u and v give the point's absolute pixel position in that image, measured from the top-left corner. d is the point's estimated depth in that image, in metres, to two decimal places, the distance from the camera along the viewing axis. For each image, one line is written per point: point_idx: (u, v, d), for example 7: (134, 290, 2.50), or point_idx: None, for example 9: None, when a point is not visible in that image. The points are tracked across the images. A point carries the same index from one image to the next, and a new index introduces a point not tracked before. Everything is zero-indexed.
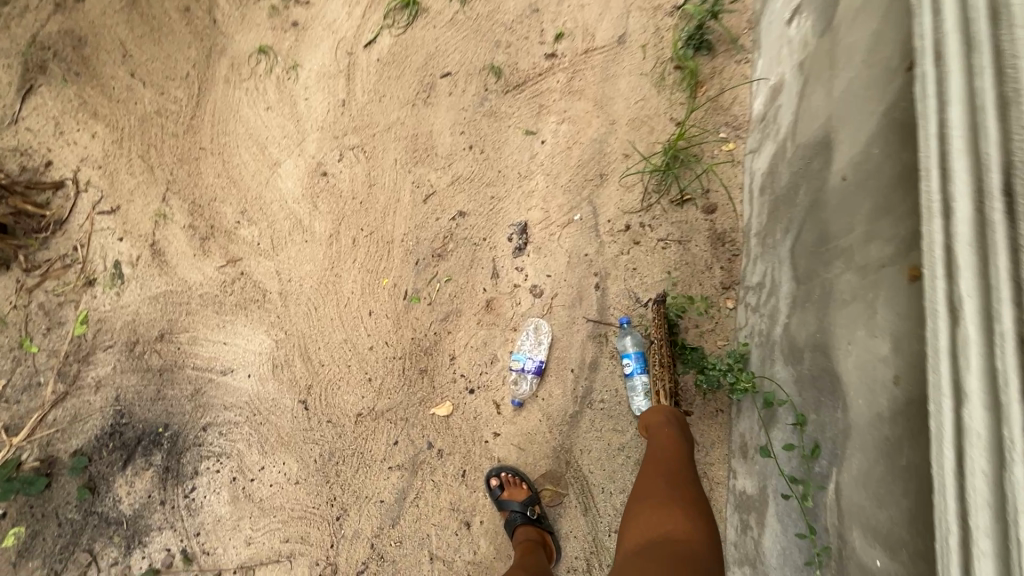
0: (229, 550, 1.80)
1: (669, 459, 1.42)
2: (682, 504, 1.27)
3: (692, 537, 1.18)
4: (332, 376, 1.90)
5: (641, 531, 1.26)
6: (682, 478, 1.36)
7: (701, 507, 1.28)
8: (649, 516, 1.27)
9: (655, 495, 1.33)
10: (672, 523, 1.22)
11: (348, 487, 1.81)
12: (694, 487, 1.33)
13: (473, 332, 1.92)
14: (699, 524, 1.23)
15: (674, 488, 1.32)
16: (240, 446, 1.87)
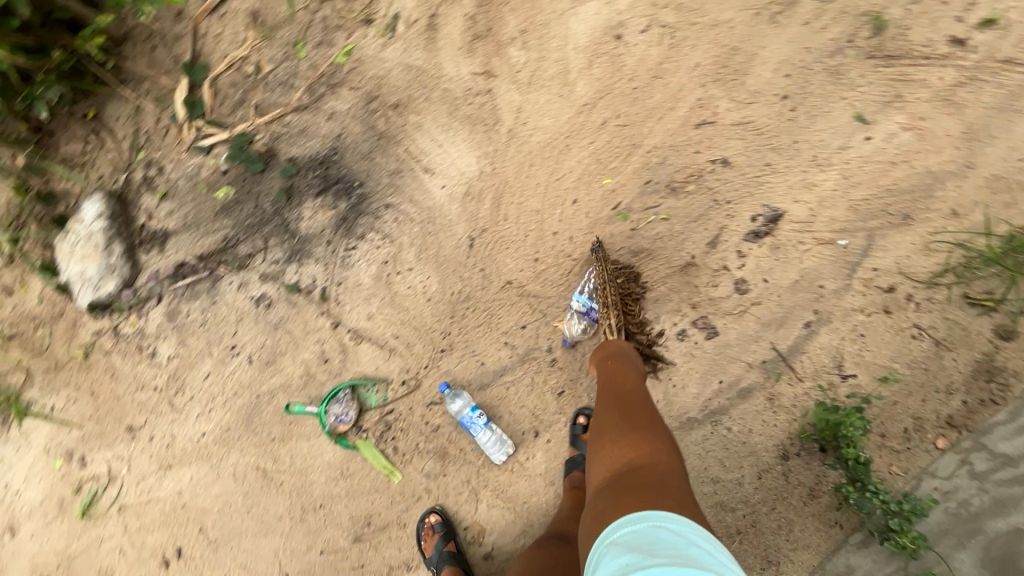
0: (353, 313, 1.98)
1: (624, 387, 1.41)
2: (646, 434, 1.24)
3: (654, 461, 1.16)
4: (507, 234, 1.88)
5: (605, 461, 1.23)
6: (638, 404, 1.35)
7: (653, 425, 1.27)
8: (612, 449, 1.23)
9: (607, 427, 1.32)
10: (628, 452, 1.20)
11: (463, 334, 1.88)
12: (645, 408, 1.32)
13: (653, 282, 1.78)
14: (658, 442, 1.22)
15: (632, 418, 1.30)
16: (404, 240, 1.97)
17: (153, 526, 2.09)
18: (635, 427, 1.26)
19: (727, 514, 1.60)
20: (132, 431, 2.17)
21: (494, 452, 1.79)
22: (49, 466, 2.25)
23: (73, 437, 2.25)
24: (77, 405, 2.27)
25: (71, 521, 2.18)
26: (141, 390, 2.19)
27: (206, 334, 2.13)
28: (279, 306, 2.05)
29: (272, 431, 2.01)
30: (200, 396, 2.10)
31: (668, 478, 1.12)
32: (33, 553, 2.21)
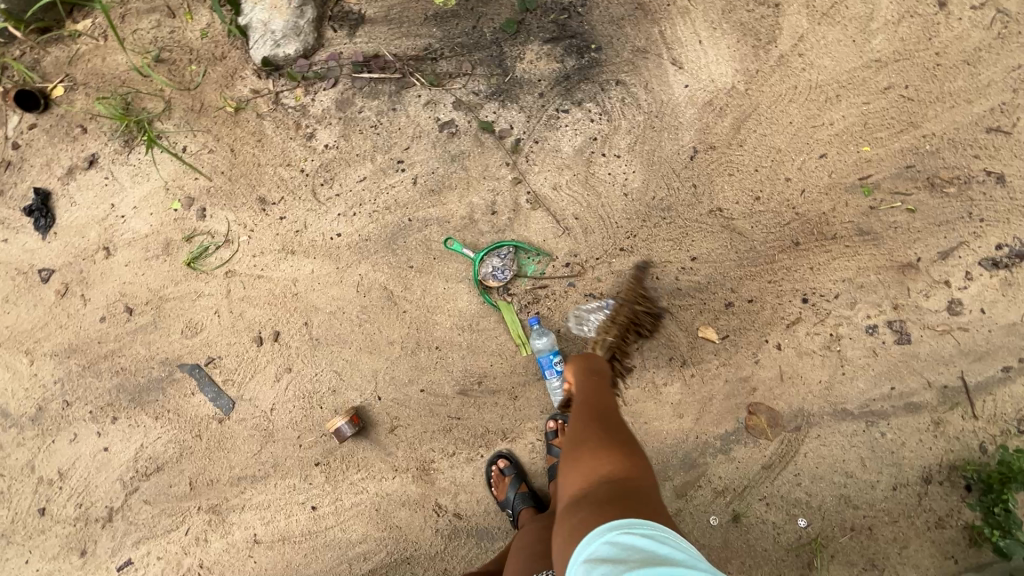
0: (540, 176, 1.86)
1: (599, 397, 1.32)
2: (625, 449, 1.12)
3: (632, 477, 1.05)
4: (737, 161, 1.76)
5: (576, 473, 1.10)
6: (613, 413, 1.24)
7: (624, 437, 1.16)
8: (589, 457, 1.10)
9: (577, 431, 1.20)
10: (604, 465, 1.07)
11: (648, 241, 1.78)
12: (617, 421, 1.20)
13: (867, 268, 1.68)
14: (632, 456, 1.12)
15: (608, 427, 1.19)
16: (623, 124, 1.83)
17: (257, 302, 2.03)
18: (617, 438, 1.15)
19: (849, 509, 1.60)
20: (263, 204, 2.06)
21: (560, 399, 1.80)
22: (164, 205, 2.15)
23: (198, 186, 2.12)
24: (211, 156, 2.12)
25: (173, 266, 2.11)
26: (285, 167, 2.06)
27: (374, 137, 1.99)
28: (464, 140, 1.91)
29: (413, 259, 1.93)
30: (347, 196, 1.99)
31: (646, 494, 1.02)
32: (124, 281, 2.15)
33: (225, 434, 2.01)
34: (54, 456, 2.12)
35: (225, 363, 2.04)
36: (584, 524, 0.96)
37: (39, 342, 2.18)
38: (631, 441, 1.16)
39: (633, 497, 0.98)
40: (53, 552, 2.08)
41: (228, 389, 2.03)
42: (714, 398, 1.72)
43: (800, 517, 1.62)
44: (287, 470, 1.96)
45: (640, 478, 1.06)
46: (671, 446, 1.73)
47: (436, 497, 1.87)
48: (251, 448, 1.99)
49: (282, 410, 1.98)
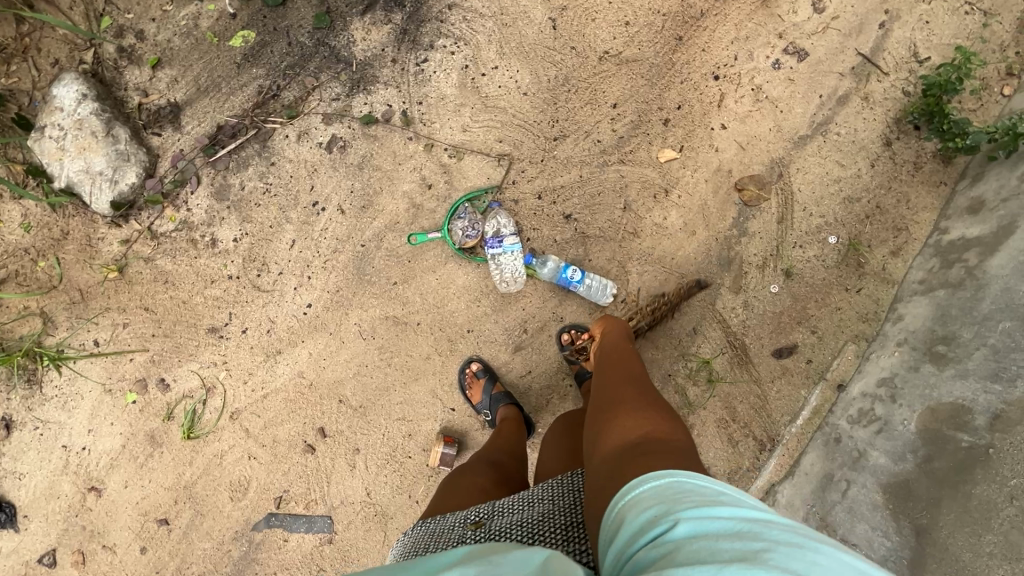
0: (446, 129, 1.85)
1: (625, 373, 1.22)
2: (660, 411, 1.01)
3: (667, 431, 0.93)
4: (591, 5, 1.84)
5: (605, 434, 0.99)
6: (655, 391, 1.12)
7: (664, 405, 1.04)
8: (620, 422, 0.99)
9: (614, 400, 1.11)
10: (643, 421, 0.96)
11: (572, 116, 1.84)
12: (653, 392, 1.11)
13: (741, 22, 1.84)
14: (673, 421, 0.98)
15: (645, 397, 1.08)
16: (479, 38, 1.84)
17: (282, 418, 1.90)
18: (651, 403, 1.05)
19: (855, 203, 1.80)
20: (217, 332, 1.90)
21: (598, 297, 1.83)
22: (119, 406, 1.92)
23: (139, 364, 1.92)
24: (131, 328, 1.91)
25: (175, 451, 1.91)
26: (211, 285, 1.90)
27: (276, 199, 1.88)
28: (358, 144, 1.86)
29: (392, 275, 1.87)
30: (290, 267, 1.88)
31: (678, 446, 0.88)
32: (137, 501, 1.92)
33: (344, 548, 1.89)
34: None
35: (295, 492, 1.90)
36: (616, 473, 0.83)
37: None
38: (668, 407, 1.04)
39: (666, 447, 0.85)
40: None
41: (316, 511, 1.90)
42: (707, 200, 1.85)
43: (829, 234, 1.81)
44: None
45: (674, 435, 0.91)
46: (704, 260, 1.84)
47: None
48: (377, 540, 1.89)
49: (378, 486, 1.89)
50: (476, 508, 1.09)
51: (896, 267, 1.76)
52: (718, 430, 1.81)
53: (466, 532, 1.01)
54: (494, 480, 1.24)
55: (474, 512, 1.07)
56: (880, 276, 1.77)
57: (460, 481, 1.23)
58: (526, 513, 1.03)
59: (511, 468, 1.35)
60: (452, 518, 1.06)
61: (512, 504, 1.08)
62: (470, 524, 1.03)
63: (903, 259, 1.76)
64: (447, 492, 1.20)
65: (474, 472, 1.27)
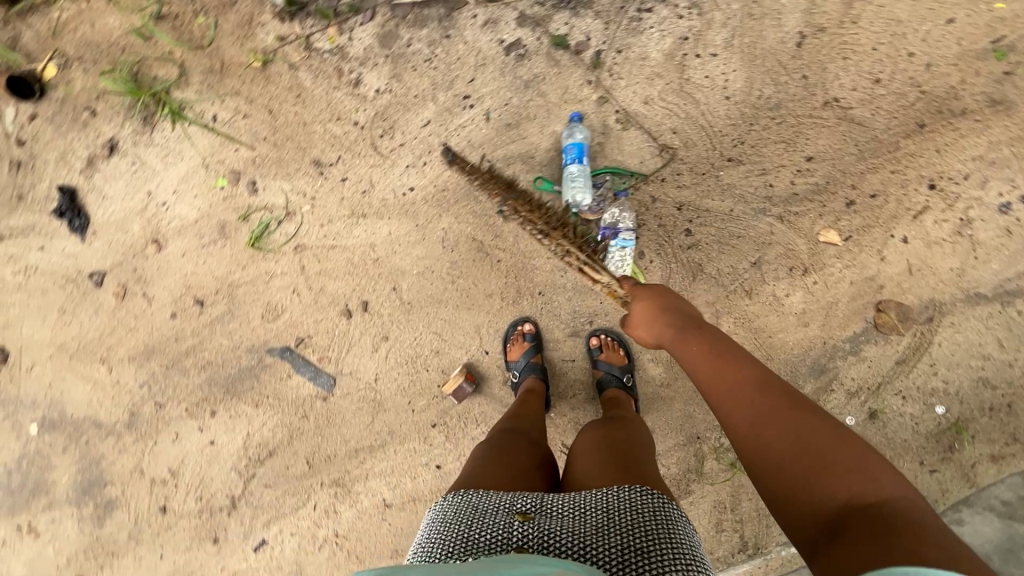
0: (628, 91, 1.69)
1: (744, 387, 1.04)
2: (845, 446, 0.86)
3: (875, 486, 0.80)
4: (851, 41, 1.59)
5: (800, 497, 0.87)
6: (813, 405, 0.95)
7: (829, 432, 0.90)
8: (802, 483, 0.86)
9: (764, 435, 0.95)
10: (845, 482, 0.83)
11: (759, 146, 1.65)
12: (798, 408, 0.95)
13: (999, 143, 1.57)
14: (861, 455, 0.85)
15: (808, 427, 0.91)
16: (716, 16, 1.64)
17: (336, 274, 1.93)
18: (813, 435, 0.89)
19: (987, 389, 1.61)
20: (319, 167, 1.90)
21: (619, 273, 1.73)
22: (208, 184, 1.99)
23: (241, 158, 1.96)
24: (248, 121, 1.93)
25: (236, 249, 1.99)
26: (335, 122, 1.87)
27: (432, 73, 1.79)
28: (536, 61, 1.73)
29: (498, 204, 1.80)
30: (412, 144, 1.83)
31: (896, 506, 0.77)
32: (185, 273, 2.03)
33: (333, 410, 1.99)
34: (160, 455, 2.12)
35: (316, 342, 1.97)
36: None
37: (112, 348, 2.11)
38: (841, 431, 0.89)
39: (899, 521, 0.74)
40: (185, 544, 2.14)
41: (325, 367, 1.98)
42: (839, 302, 1.68)
43: (938, 403, 1.63)
44: (405, 435, 1.96)
45: (881, 491, 0.80)
46: (798, 356, 1.71)
47: (562, 440, 1.86)
48: (363, 420, 1.98)
49: (386, 378, 1.94)
50: (523, 494, 1.08)
51: (985, 471, 1.61)
52: (711, 510, 1.76)
53: (511, 521, 1.00)
54: (534, 458, 1.27)
55: (522, 499, 1.06)
56: (963, 471, 1.62)
57: (501, 454, 1.24)
58: (575, 520, 1.01)
59: (547, 448, 1.38)
60: (497, 499, 1.06)
61: (563, 504, 1.05)
62: (518, 514, 1.02)
63: (997, 469, 1.60)
64: (490, 462, 1.20)
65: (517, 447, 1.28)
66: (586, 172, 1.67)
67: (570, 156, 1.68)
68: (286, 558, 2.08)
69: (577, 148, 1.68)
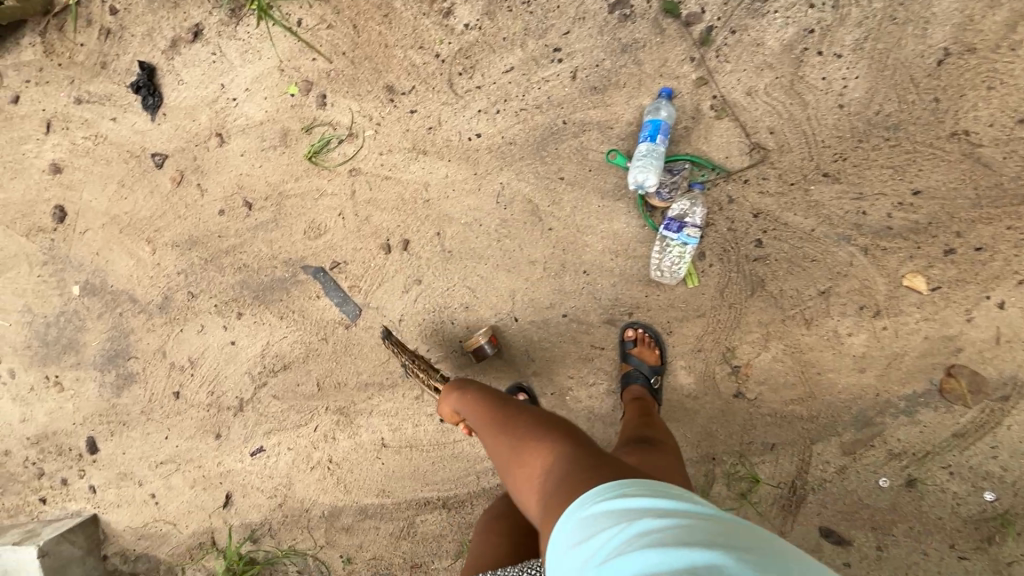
0: (732, 78, 1.55)
1: (497, 424, 1.28)
2: (518, 447, 1.17)
3: (558, 458, 1.06)
4: (1002, 70, 1.40)
5: (526, 485, 1.10)
6: (521, 415, 1.26)
7: (544, 433, 1.15)
8: (523, 480, 1.11)
9: (506, 454, 1.20)
10: (531, 469, 1.09)
11: (863, 166, 1.49)
12: (533, 423, 1.20)
13: None
14: (544, 445, 1.12)
15: (507, 435, 1.22)
16: (851, 13, 1.46)
17: (384, 206, 1.89)
18: (524, 441, 1.16)
19: None
20: (390, 94, 1.84)
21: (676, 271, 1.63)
22: (279, 89, 1.96)
23: (316, 69, 1.92)
24: (331, 33, 1.88)
25: (293, 160, 1.97)
26: (417, 50, 1.80)
27: (527, 18, 1.68)
28: (639, 25, 1.59)
29: (563, 169, 1.70)
30: (489, 89, 1.74)
31: (582, 464, 1.01)
32: (241, 173, 2.04)
33: (352, 340, 1.98)
34: (183, 343, 2.18)
35: (351, 269, 1.95)
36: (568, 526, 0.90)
37: (159, 231, 2.15)
38: (545, 426, 1.18)
39: (581, 474, 0.98)
40: (190, 432, 2.22)
41: (354, 296, 1.96)
42: (906, 355, 1.52)
43: (987, 488, 1.49)
44: (417, 381, 1.93)
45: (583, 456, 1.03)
46: (844, 401, 1.57)
47: None
48: (379, 357, 1.96)
49: (411, 321, 1.91)
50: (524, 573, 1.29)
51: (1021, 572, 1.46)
52: None
53: None
54: (541, 527, 1.47)
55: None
56: (996, 567, 1.48)
57: (507, 532, 1.45)
58: None
59: None
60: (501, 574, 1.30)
61: None
62: None
63: None
64: (500, 540, 1.43)
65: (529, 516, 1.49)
66: (661, 154, 1.54)
67: (645, 133, 1.56)
68: (279, 469, 2.13)
69: (654, 126, 1.55)
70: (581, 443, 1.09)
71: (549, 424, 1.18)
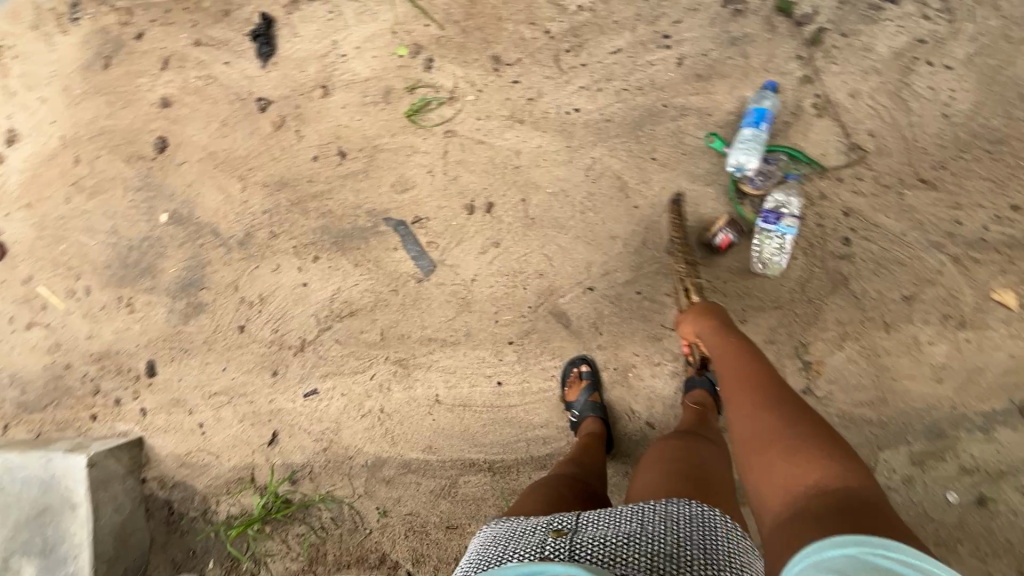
0: (837, 78, 1.59)
1: (760, 388, 1.13)
2: (782, 435, 0.99)
3: (843, 482, 0.87)
4: None
5: (770, 471, 0.96)
6: (793, 402, 1.06)
7: (817, 434, 0.97)
8: (768, 462, 0.97)
9: (757, 423, 1.05)
10: (790, 470, 0.93)
11: (963, 176, 1.51)
12: (804, 415, 1.02)
13: None
14: (813, 452, 0.94)
15: (771, 412, 1.05)
16: (964, 29, 1.52)
17: (474, 169, 1.97)
18: (787, 431, 1.00)
19: None
20: (496, 63, 1.94)
21: (764, 260, 1.64)
22: (389, 50, 2.08)
23: (428, 34, 2.03)
24: (448, 3, 2.00)
25: (392, 116, 2.07)
26: (528, 25, 1.90)
27: (640, 5, 1.77)
28: (750, 20, 1.66)
29: (656, 150, 1.75)
30: (594, 67, 1.82)
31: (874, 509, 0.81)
32: (340, 124, 2.15)
33: (422, 294, 2.04)
34: (256, 280, 2.26)
35: (431, 225, 2.02)
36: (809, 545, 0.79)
37: (253, 170, 2.27)
38: (827, 432, 0.98)
39: (857, 510, 0.81)
40: (248, 367, 2.28)
41: (430, 251, 2.02)
42: (987, 370, 1.52)
43: None
44: (479, 342, 1.97)
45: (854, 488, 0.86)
46: (917, 410, 1.56)
47: (630, 403, 1.82)
48: (446, 314, 2.01)
49: (483, 282, 1.96)
50: (559, 515, 1.21)
51: None
52: None
53: (548, 536, 1.13)
54: (577, 498, 1.42)
55: (558, 520, 1.19)
56: None
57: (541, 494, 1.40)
58: (612, 529, 1.14)
59: (594, 486, 1.53)
60: (535, 522, 1.20)
61: (599, 518, 1.18)
62: (554, 531, 1.15)
63: None
64: (534, 497, 1.38)
65: (569, 490, 1.44)
66: (763, 141, 1.59)
67: (748, 120, 1.62)
68: (330, 414, 2.17)
69: (759, 114, 1.60)
70: (858, 473, 0.90)
71: (820, 428, 0.99)
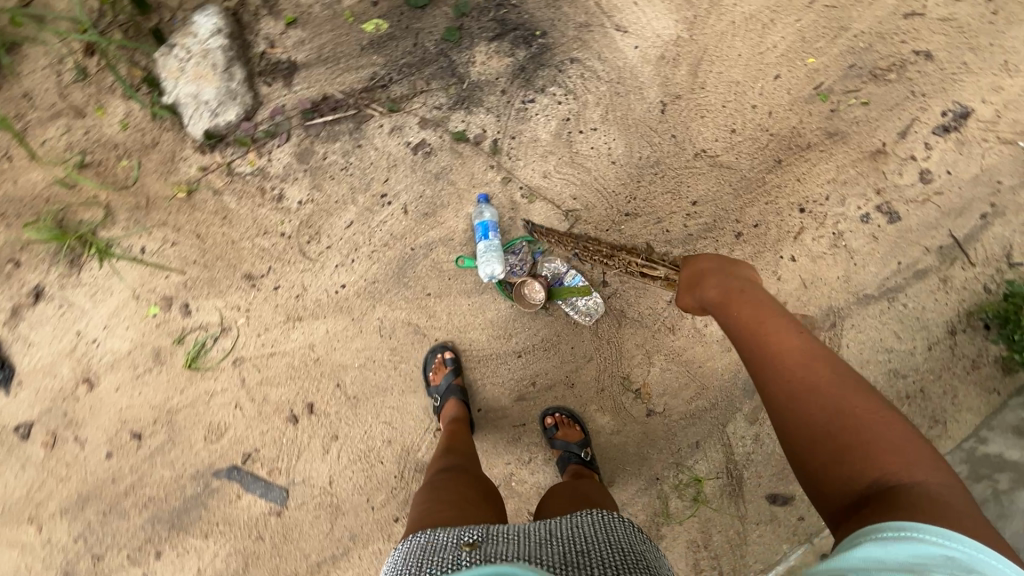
0: (528, 169, 1.89)
1: (809, 368, 1.05)
2: (864, 421, 0.96)
3: (917, 478, 0.87)
4: (706, 102, 1.86)
5: (839, 468, 0.94)
6: (853, 386, 1.01)
7: (885, 428, 0.94)
8: (839, 460, 0.94)
9: (815, 412, 1.00)
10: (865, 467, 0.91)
11: (650, 197, 1.85)
12: (870, 403, 0.98)
13: (844, 166, 1.82)
14: (891, 452, 0.91)
15: (835, 398, 1.00)
16: (589, 98, 1.89)
17: (278, 382, 1.94)
18: (853, 424, 0.96)
19: (900, 379, 1.76)
20: (251, 280, 1.97)
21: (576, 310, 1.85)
22: (140, 314, 2.00)
23: (172, 284, 2.00)
24: (177, 248, 2.00)
25: (173, 374, 1.97)
26: (263, 236, 1.97)
27: (349, 179, 1.94)
28: (441, 155, 1.91)
29: (427, 286, 1.90)
30: (339, 245, 1.94)
31: (947, 499, 0.85)
32: (121, 407, 1.98)
33: (288, 525, 1.90)
34: None
35: (264, 454, 1.92)
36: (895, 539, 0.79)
37: (43, 504, 1.97)
38: (887, 420, 0.96)
39: (934, 503, 0.82)
40: None
41: (276, 479, 1.92)
42: None
43: None
44: (368, 536, 1.88)
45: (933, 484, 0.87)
46: (729, 380, 1.82)
47: (528, 507, 1.86)
48: (322, 530, 1.89)
49: (341, 478, 1.90)
50: (470, 528, 1.11)
51: None
52: (687, 549, 1.79)
53: (461, 550, 1.03)
54: (478, 494, 1.34)
55: (469, 533, 1.09)
56: None
57: (444, 497, 1.27)
58: (524, 541, 1.08)
59: (483, 478, 1.46)
60: (447, 536, 1.09)
61: (509, 532, 1.11)
62: (466, 544, 1.05)
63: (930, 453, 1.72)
64: (437, 500, 1.26)
65: (457, 486, 1.34)
66: (498, 246, 1.80)
67: (479, 235, 1.83)
68: None
69: (484, 226, 1.82)
70: (933, 468, 0.90)
71: (886, 419, 0.96)
